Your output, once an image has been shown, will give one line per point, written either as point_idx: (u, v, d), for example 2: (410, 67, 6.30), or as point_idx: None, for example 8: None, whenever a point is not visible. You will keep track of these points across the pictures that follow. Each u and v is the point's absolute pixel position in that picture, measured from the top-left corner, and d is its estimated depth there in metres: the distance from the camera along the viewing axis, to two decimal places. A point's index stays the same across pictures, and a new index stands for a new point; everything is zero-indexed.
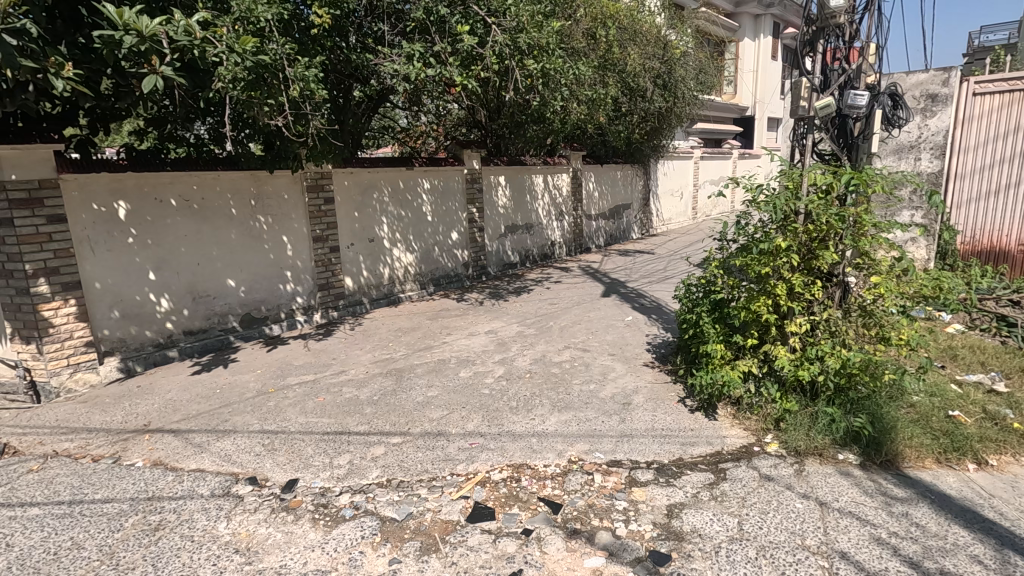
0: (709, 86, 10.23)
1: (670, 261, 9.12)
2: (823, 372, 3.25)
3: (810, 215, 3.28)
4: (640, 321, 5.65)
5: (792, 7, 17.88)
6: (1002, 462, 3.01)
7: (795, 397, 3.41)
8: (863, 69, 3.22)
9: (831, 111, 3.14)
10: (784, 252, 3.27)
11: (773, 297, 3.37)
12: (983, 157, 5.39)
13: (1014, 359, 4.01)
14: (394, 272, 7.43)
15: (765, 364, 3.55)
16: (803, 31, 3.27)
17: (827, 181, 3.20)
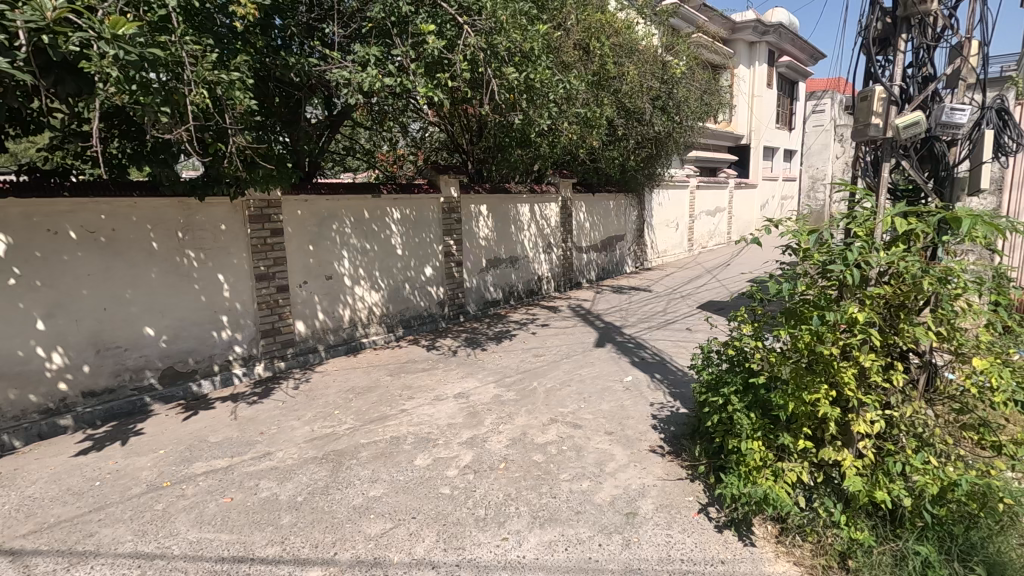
0: (710, 110, 9.52)
1: (670, 301, 8.23)
2: (912, 494, 2.31)
3: (888, 274, 2.38)
4: (641, 383, 4.70)
5: (787, 35, 17.51)
6: None
7: (866, 522, 2.47)
8: (957, 74, 2.37)
9: (918, 131, 2.31)
10: (854, 325, 2.36)
11: (836, 385, 2.45)
12: None
13: None
14: (355, 314, 6.44)
15: (820, 472, 2.62)
16: (874, 23, 2.46)
17: (912, 227, 2.32)
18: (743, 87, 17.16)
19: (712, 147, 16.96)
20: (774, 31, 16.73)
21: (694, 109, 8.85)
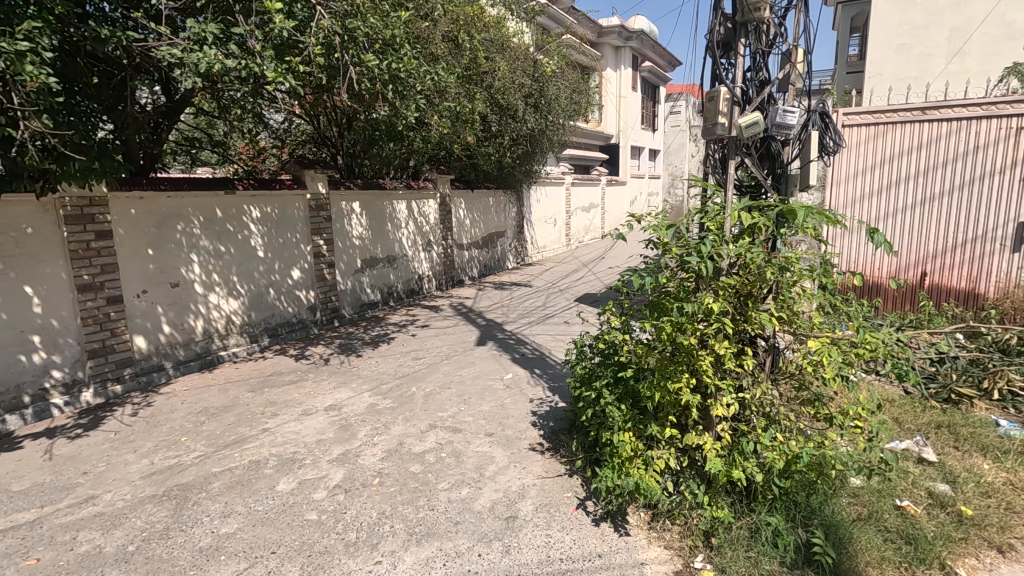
0: (580, 110, 9.86)
1: (549, 295, 8.41)
2: (763, 470, 2.48)
3: (737, 265, 2.52)
4: (522, 380, 4.69)
5: (648, 42, 18.79)
6: (971, 570, 2.40)
7: (726, 501, 2.62)
8: (789, 79, 2.58)
9: (757, 131, 2.48)
10: (710, 316, 2.47)
11: (695, 373, 2.56)
12: (855, 189, 5.34)
13: (925, 412, 3.67)
14: (210, 325, 5.75)
15: (685, 456, 2.73)
16: (717, 28, 2.61)
17: (757, 221, 2.47)
18: (611, 88, 18.15)
19: (584, 145, 17.70)
20: (637, 37, 17.87)
21: (565, 107, 9.11)
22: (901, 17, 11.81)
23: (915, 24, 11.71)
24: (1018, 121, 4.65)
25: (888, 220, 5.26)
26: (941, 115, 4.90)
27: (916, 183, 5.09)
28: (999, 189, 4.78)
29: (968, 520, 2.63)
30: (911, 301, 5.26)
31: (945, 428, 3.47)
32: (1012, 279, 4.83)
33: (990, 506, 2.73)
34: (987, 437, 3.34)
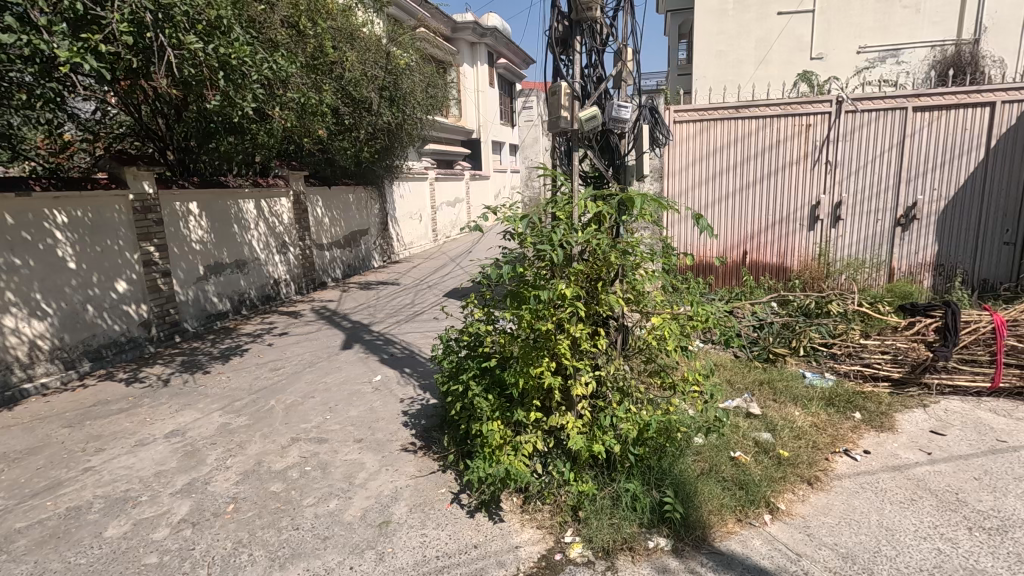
0: (438, 104, 9.79)
1: (418, 292, 8.29)
2: (620, 440, 2.66)
3: (587, 251, 2.66)
4: (391, 381, 4.56)
5: (502, 40, 19.23)
6: (789, 504, 2.80)
7: (590, 474, 2.78)
8: (623, 76, 2.76)
9: (596, 125, 2.65)
10: (565, 301, 2.59)
11: (555, 356, 2.66)
12: (686, 179, 5.95)
13: (750, 372, 4.22)
14: (7, 353, 4.80)
15: (551, 437, 2.83)
16: (555, 25, 2.73)
17: (601, 209, 2.63)
18: (469, 84, 18.33)
19: (446, 140, 17.67)
20: (491, 34, 18.22)
21: (421, 102, 9.00)
22: (717, 27, 13.68)
23: (729, 34, 13.65)
24: (807, 119, 5.50)
25: (714, 206, 5.93)
26: (750, 113, 5.63)
27: (734, 173, 5.80)
28: (796, 177, 5.62)
29: (785, 460, 3.08)
30: (736, 276, 5.99)
31: (766, 384, 4.02)
32: (809, 253, 5.72)
33: (801, 447, 3.22)
34: (796, 388, 3.93)
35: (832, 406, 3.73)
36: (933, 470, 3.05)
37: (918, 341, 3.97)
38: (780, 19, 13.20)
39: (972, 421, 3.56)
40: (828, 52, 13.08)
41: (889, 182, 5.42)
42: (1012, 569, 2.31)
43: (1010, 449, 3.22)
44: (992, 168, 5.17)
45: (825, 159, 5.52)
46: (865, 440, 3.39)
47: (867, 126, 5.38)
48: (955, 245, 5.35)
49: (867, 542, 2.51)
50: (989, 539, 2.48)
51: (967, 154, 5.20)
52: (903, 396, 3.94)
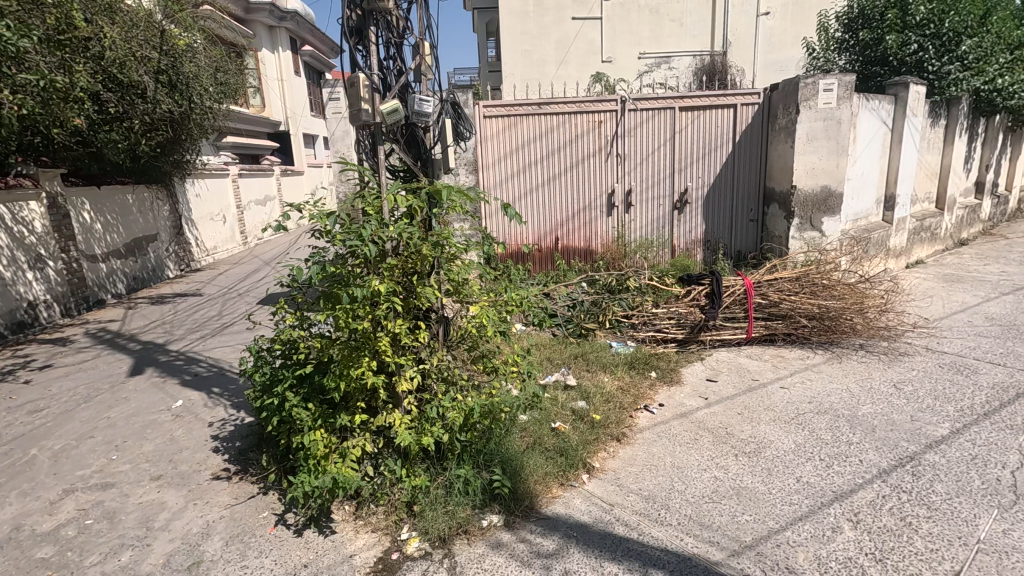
0: (232, 91, 8.83)
1: (226, 302, 7.44)
2: (448, 429, 2.70)
3: (400, 246, 2.64)
4: (196, 405, 4.04)
5: (304, 25, 18.01)
6: (602, 461, 3.14)
7: (421, 468, 2.79)
8: (422, 70, 2.77)
9: (400, 119, 2.62)
10: (380, 297, 2.53)
11: (376, 354, 2.60)
12: (499, 172, 6.22)
13: (567, 347, 4.61)
14: None
15: (381, 437, 2.77)
16: (349, 14, 2.62)
17: (412, 203, 2.62)
18: (270, 71, 16.84)
19: (248, 132, 16.03)
20: (291, 18, 16.91)
21: (210, 90, 8.04)
22: (521, 28, 15.03)
23: (533, 34, 15.06)
24: (598, 116, 6.11)
25: (526, 197, 6.30)
26: (551, 109, 6.06)
27: (542, 165, 6.22)
28: (594, 168, 6.24)
29: (597, 423, 3.43)
30: (551, 261, 6.47)
31: (580, 356, 4.43)
32: (608, 236, 6.41)
33: (610, 409, 3.62)
34: (604, 357, 4.40)
35: (634, 368, 4.26)
36: (710, 412, 3.65)
37: (694, 306, 4.71)
38: (575, 24, 14.97)
39: (735, 367, 4.34)
40: (615, 56, 15.23)
41: (666, 172, 6.30)
42: (765, 481, 2.88)
43: (761, 385, 4.00)
44: (738, 159, 6.30)
45: (616, 152, 6.20)
46: (659, 395, 3.93)
47: (647, 123, 6.16)
48: (717, 223, 6.44)
49: (663, 482, 2.92)
50: (749, 461, 3.06)
51: (721, 147, 6.25)
52: (686, 353, 4.65)
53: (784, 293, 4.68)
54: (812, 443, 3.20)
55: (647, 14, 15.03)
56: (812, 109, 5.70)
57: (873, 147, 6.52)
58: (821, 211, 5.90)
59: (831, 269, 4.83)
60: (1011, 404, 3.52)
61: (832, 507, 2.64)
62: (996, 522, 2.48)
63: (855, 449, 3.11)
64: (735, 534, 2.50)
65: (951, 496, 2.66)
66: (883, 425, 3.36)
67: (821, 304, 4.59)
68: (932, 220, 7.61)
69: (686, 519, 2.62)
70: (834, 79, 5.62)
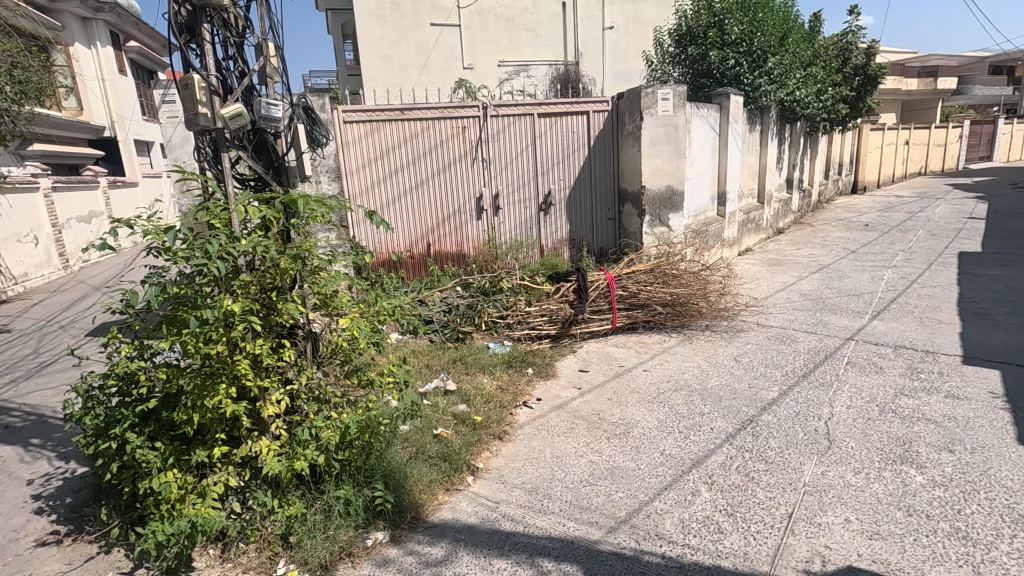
0: (36, 91, 7.55)
1: (44, 337, 6.34)
2: (323, 450, 2.56)
3: (255, 260, 2.45)
4: (9, 461, 3.40)
5: (128, 19, 15.97)
6: (486, 462, 3.18)
7: (296, 495, 2.61)
8: (268, 72, 2.60)
9: (244, 124, 2.44)
10: (234, 317, 2.32)
11: (235, 380, 2.38)
12: (365, 178, 6.01)
13: (445, 353, 4.60)
14: None
15: (247, 469, 2.54)
16: (177, 9, 2.38)
17: (266, 214, 2.44)
18: (85, 69, 14.64)
19: (61, 138, 13.80)
20: (110, 9, 14.87)
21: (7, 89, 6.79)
22: (379, 31, 14.71)
23: (391, 39, 14.80)
24: (461, 121, 6.18)
25: (394, 203, 6.16)
26: (414, 115, 6.01)
27: (408, 171, 6.14)
28: (461, 173, 6.30)
29: (479, 424, 3.47)
30: (424, 267, 6.42)
31: (459, 360, 4.45)
32: (480, 239, 6.50)
33: (491, 408, 3.68)
34: (483, 358, 4.46)
35: (511, 367, 4.37)
36: (583, 400, 3.87)
37: (564, 302, 4.96)
38: (433, 29, 14.97)
39: (604, 356, 4.65)
40: (476, 63, 15.52)
41: (530, 175, 6.54)
42: (634, 458, 3.12)
43: (626, 371, 4.32)
44: (594, 161, 6.75)
45: (481, 157, 6.32)
46: (537, 390, 4.08)
47: (508, 129, 6.35)
48: (579, 223, 6.85)
49: (544, 473, 3.04)
50: (620, 441, 3.29)
51: (578, 151, 6.65)
52: (559, 347, 4.87)
53: (641, 284, 5.10)
54: (672, 418, 3.53)
55: (504, 23, 15.52)
56: (654, 116, 6.26)
57: (705, 150, 7.34)
58: (667, 208, 6.55)
59: (678, 260, 5.34)
60: (822, 365, 4.18)
61: (691, 473, 2.94)
62: (816, 465, 2.93)
63: (706, 418, 3.49)
64: (610, 512, 2.67)
65: (782, 449, 3.09)
66: (728, 395, 3.80)
67: (673, 292, 5.08)
68: (756, 212, 8.78)
69: (567, 505, 2.75)
70: (670, 89, 6.23)
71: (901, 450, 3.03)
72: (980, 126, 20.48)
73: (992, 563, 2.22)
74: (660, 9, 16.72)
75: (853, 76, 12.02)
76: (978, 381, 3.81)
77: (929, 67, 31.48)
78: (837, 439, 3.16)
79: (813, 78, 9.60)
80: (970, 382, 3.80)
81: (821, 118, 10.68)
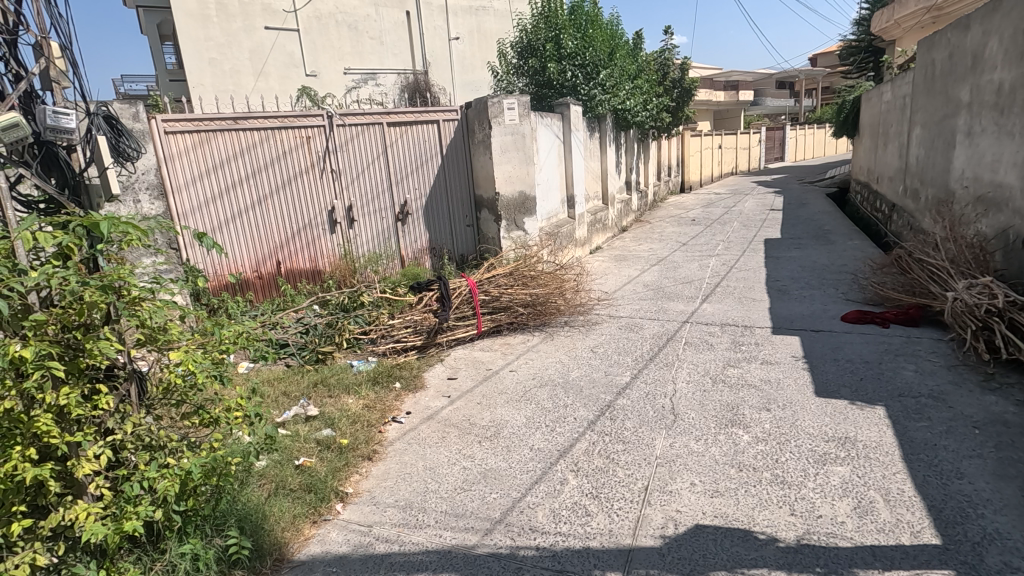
0: None
1: None
2: (159, 503, 2.23)
3: (52, 295, 2.08)
4: None
5: None
6: (355, 485, 3.05)
7: (129, 560, 2.25)
8: (56, 78, 2.26)
9: (26, 137, 2.08)
10: (26, 364, 1.94)
11: (34, 438, 1.99)
12: (196, 194, 5.38)
13: (303, 377, 4.30)
14: None
15: (59, 541, 2.12)
16: None
17: (65, 240, 2.09)
18: None
19: None
20: None
21: None
22: (203, 33, 13.33)
23: (218, 41, 13.53)
24: (306, 131, 5.85)
25: (235, 220, 5.63)
26: (249, 125, 5.56)
27: (247, 185, 5.65)
28: (308, 185, 5.96)
29: (345, 448, 3.31)
30: (275, 287, 5.96)
31: (320, 383, 4.20)
32: (334, 255, 6.20)
33: (357, 430, 3.53)
34: (346, 378, 4.26)
35: (378, 384, 4.22)
36: (453, 408, 3.86)
37: (428, 311, 4.93)
38: (268, 33, 14.03)
39: (471, 361, 4.70)
40: (319, 70, 14.85)
41: (383, 185, 6.39)
42: (505, 458, 3.19)
43: (494, 373, 4.42)
44: (448, 170, 6.83)
45: (330, 167, 6.04)
46: (405, 404, 3.99)
47: (357, 138, 6.15)
48: (438, 231, 6.87)
49: (417, 487, 2.98)
50: (491, 444, 3.35)
51: (430, 160, 6.66)
52: (426, 358, 4.82)
53: (502, 288, 5.25)
54: (538, 414, 3.67)
55: (346, 30, 15.05)
56: (501, 124, 6.53)
57: (552, 156, 7.76)
58: (521, 212, 6.86)
59: (535, 261, 5.56)
60: (665, 347, 4.63)
61: (558, 463, 3.08)
62: (665, 439, 3.24)
63: (569, 410, 3.69)
64: (485, 514, 2.71)
65: (635, 428, 3.37)
66: (587, 385, 4.05)
67: (532, 293, 5.28)
68: (601, 213, 9.49)
69: (442, 515, 2.73)
70: (515, 99, 6.53)
71: (731, 415, 3.46)
72: (772, 133, 24.33)
73: (803, 499, 2.63)
74: (501, 23, 17.48)
75: (672, 88, 13.60)
76: (785, 347, 4.50)
77: (732, 83, 36.55)
78: (681, 413, 3.53)
79: (639, 90, 10.71)
80: (779, 349, 4.47)
81: (650, 125, 11.90)
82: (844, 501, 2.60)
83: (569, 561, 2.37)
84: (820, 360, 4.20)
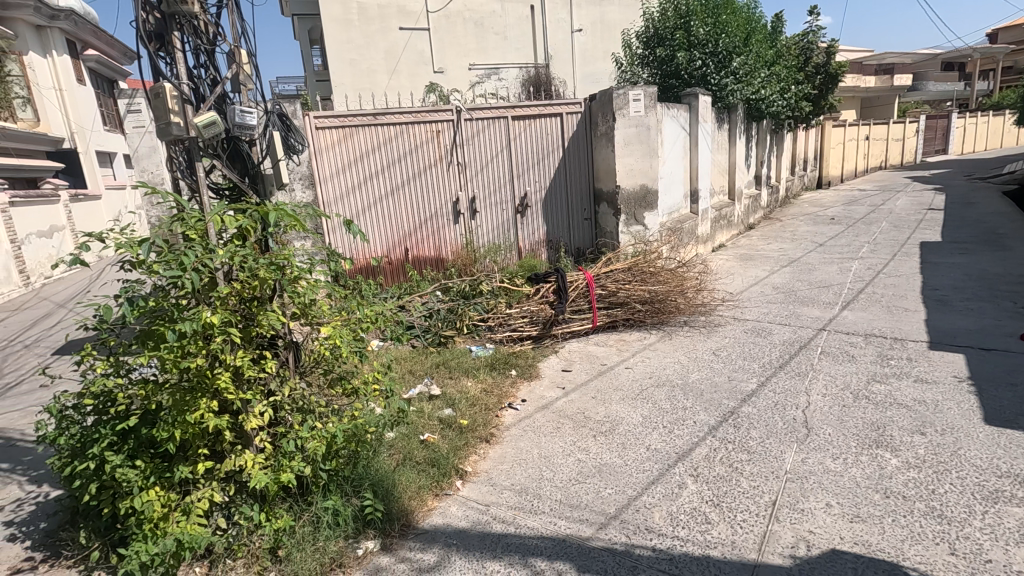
0: None
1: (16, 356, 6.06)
2: (309, 460, 2.51)
3: (233, 270, 2.40)
4: None
5: (83, 26, 15.84)
6: (474, 465, 3.19)
7: (283, 507, 2.56)
8: (243, 81, 2.59)
9: (219, 133, 2.41)
10: (213, 329, 2.27)
11: (215, 394, 2.32)
12: (339, 185, 5.91)
13: (428, 358, 4.57)
14: None
15: (231, 484, 2.45)
16: (143, 16, 2.34)
17: (244, 223, 2.39)
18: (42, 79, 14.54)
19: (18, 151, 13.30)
20: (65, 17, 14.82)
21: None
22: (345, 36, 14.50)
23: (358, 43, 14.65)
24: (436, 125, 6.16)
25: (371, 209, 6.10)
26: (386, 120, 5.97)
27: (383, 177, 6.09)
28: (436, 177, 6.28)
29: (465, 428, 3.46)
30: (403, 272, 6.39)
31: (442, 364, 4.44)
32: (457, 244, 6.49)
33: (476, 412, 3.67)
34: (466, 362, 4.46)
35: (495, 369, 4.37)
36: (567, 400, 3.89)
37: (544, 303, 4.99)
38: (402, 34, 14.93)
39: (586, 355, 4.69)
40: (446, 67, 15.52)
41: (505, 177, 6.55)
42: (620, 454, 3.15)
43: (608, 368, 4.37)
44: (569, 163, 6.82)
45: (456, 160, 6.31)
46: (521, 392, 4.09)
47: (483, 131, 6.36)
48: (556, 224, 6.91)
49: (533, 474, 3.04)
50: (606, 439, 3.33)
51: (551, 153, 6.70)
52: (541, 348, 4.89)
53: (620, 283, 5.16)
54: (655, 414, 3.58)
55: (472, 26, 15.56)
56: (625, 117, 6.40)
57: (677, 149, 7.46)
58: (642, 207, 6.68)
59: (655, 258, 5.40)
60: (798, 356, 4.29)
61: (677, 466, 2.99)
62: (797, 453, 3.01)
63: (689, 412, 3.55)
64: (600, 508, 2.70)
65: (763, 439, 3.16)
66: (708, 388, 3.87)
67: (650, 289, 5.15)
68: (727, 209, 8.96)
69: (557, 504, 2.77)
70: (641, 90, 6.36)
71: (876, 435, 3.13)
72: (933, 121, 21.34)
73: (967, 539, 2.31)
74: (626, 12, 17.03)
75: (814, 74, 12.43)
76: (945, 365, 3.96)
77: (885, 66, 32.57)
78: (815, 427, 3.26)
79: (776, 76, 9.90)
80: (937, 367, 3.95)
81: (787, 115, 10.98)
82: (1021, 548, 2.24)
83: (687, 567, 2.29)
84: (991, 383, 3.65)
